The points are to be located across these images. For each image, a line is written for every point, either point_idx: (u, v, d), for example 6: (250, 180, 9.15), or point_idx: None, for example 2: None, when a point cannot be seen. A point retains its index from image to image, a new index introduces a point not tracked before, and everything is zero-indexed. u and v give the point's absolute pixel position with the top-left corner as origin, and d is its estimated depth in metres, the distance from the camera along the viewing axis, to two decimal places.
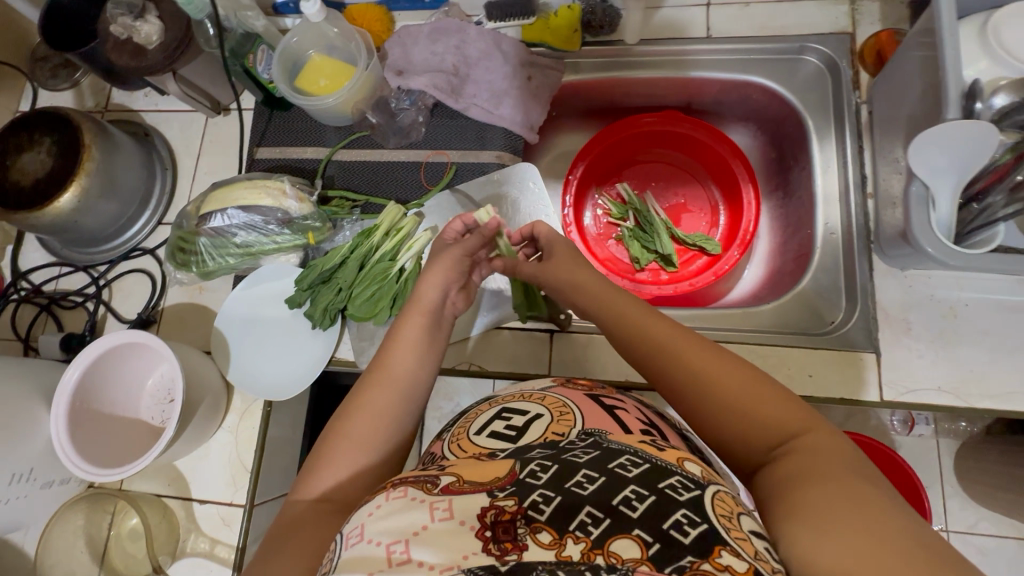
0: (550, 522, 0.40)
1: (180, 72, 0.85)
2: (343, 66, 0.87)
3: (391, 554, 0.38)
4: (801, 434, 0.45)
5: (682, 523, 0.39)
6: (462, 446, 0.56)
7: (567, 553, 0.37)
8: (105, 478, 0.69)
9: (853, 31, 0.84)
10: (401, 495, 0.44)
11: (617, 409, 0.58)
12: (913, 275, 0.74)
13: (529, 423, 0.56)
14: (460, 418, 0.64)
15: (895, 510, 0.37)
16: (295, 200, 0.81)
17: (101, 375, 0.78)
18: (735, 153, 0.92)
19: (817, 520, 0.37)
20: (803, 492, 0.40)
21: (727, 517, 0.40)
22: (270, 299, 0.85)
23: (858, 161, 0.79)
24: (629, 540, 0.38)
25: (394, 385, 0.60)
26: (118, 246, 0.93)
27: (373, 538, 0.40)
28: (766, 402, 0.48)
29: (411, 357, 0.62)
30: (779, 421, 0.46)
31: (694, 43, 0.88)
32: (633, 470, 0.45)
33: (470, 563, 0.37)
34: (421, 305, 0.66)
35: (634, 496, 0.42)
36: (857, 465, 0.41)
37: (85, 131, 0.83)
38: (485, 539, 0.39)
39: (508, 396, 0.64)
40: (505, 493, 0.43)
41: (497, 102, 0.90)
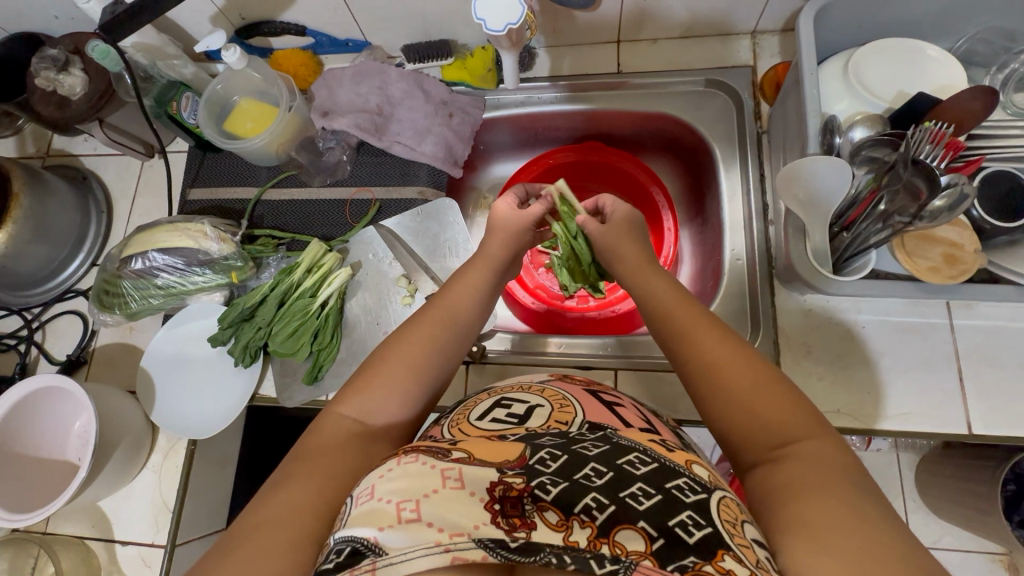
0: (557, 503, 0.41)
1: (108, 121, 0.88)
2: (269, 108, 0.91)
3: (401, 511, 0.40)
4: (805, 442, 0.47)
5: (688, 523, 0.40)
6: (462, 429, 0.54)
7: (574, 538, 0.39)
8: (12, 523, 0.70)
9: (754, 64, 0.87)
10: (412, 460, 0.45)
11: (615, 406, 0.58)
12: (812, 299, 0.75)
13: (531, 411, 0.55)
14: (457, 406, 0.62)
15: (885, 527, 0.40)
16: (216, 241, 0.83)
17: (21, 418, 0.80)
18: (653, 181, 0.94)
19: (808, 532, 0.40)
20: (798, 503, 0.42)
21: (731, 523, 0.41)
22: (194, 338, 0.87)
23: (760, 190, 0.81)
24: (633, 532, 0.39)
25: (448, 321, 0.64)
26: (52, 288, 0.95)
27: (384, 495, 0.42)
28: (779, 403, 0.50)
29: (468, 298, 0.67)
30: (785, 425, 0.49)
31: (605, 78, 0.92)
32: (641, 468, 0.45)
33: (480, 533, 0.38)
34: (484, 260, 0.71)
35: (641, 492, 0.42)
36: (853, 480, 0.44)
37: (16, 178, 0.85)
38: (494, 512, 0.40)
39: (506, 388, 0.63)
40: (514, 472, 0.44)
41: (419, 139, 0.93)
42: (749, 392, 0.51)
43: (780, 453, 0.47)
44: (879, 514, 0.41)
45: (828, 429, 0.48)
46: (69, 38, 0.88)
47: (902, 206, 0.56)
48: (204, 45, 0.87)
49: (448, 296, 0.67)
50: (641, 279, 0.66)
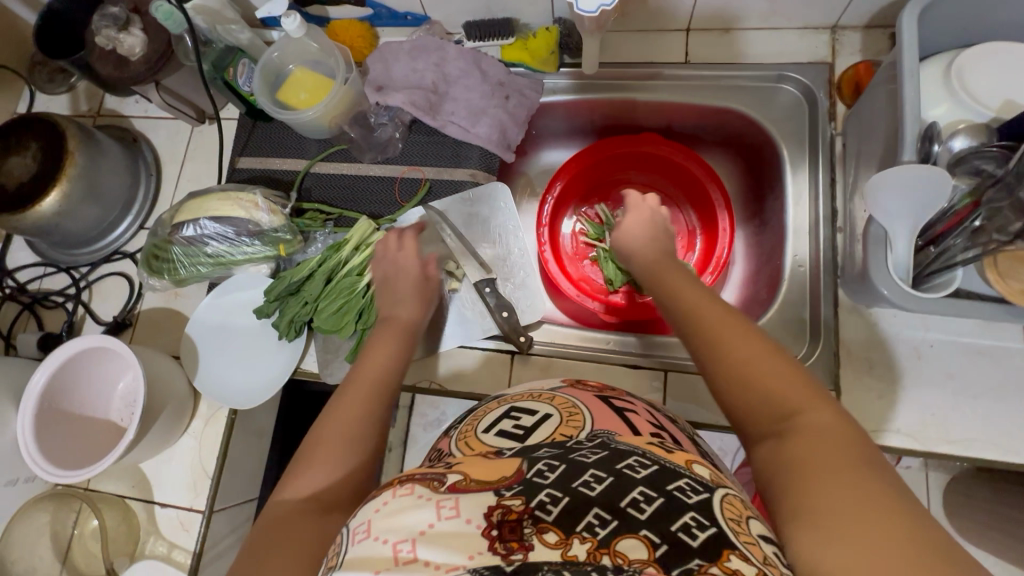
0: (557, 522, 0.39)
1: (163, 82, 0.88)
2: (323, 79, 0.89)
3: (397, 553, 0.38)
4: (807, 419, 0.47)
5: (691, 526, 0.39)
6: (470, 443, 0.56)
7: (574, 553, 0.37)
8: (62, 478, 0.72)
9: (832, 61, 0.83)
10: (408, 492, 0.42)
11: (626, 412, 0.59)
12: (878, 312, 0.72)
13: (539, 422, 0.57)
14: (467, 416, 0.65)
15: (884, 498, 0.39)
16: (266, 212, 0.83)
17: (69, 377, 0.80)
18: (712, 178, 0.91)
19: (811, 511, 0.39)
20: (797, 479, 0.42)
21: (735, 521, 0.40)
22: (239, 308, 0.87)
23: (829, 194, 0.78)
24: (636, 540, 0.38)
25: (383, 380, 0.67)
26: (100, 249, 0.96)
27: (379, 535, 0.39)
28: (782, 382, 0.50)
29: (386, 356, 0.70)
30: (786, 404, 0.48)
31: (672, 67, 0.88)
32: (641, 471, 0.44)
33: (475, 563, 0.36)
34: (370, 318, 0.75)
35: (642, 497, 0.41)
36: (859, 456, 0.43)
37: (70, 137, 0.85)
38: (491, 538, 0.38)
39: (516, 395, 0.64)
40: (512, 493, 0.42)
41: (474, 120, 0.91)
42: (756, 372, 0.51)
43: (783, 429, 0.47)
44: (882, 487, 0.40)
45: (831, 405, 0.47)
46: None
47: (1003, 223, 0.56)
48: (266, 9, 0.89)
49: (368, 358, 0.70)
50: None
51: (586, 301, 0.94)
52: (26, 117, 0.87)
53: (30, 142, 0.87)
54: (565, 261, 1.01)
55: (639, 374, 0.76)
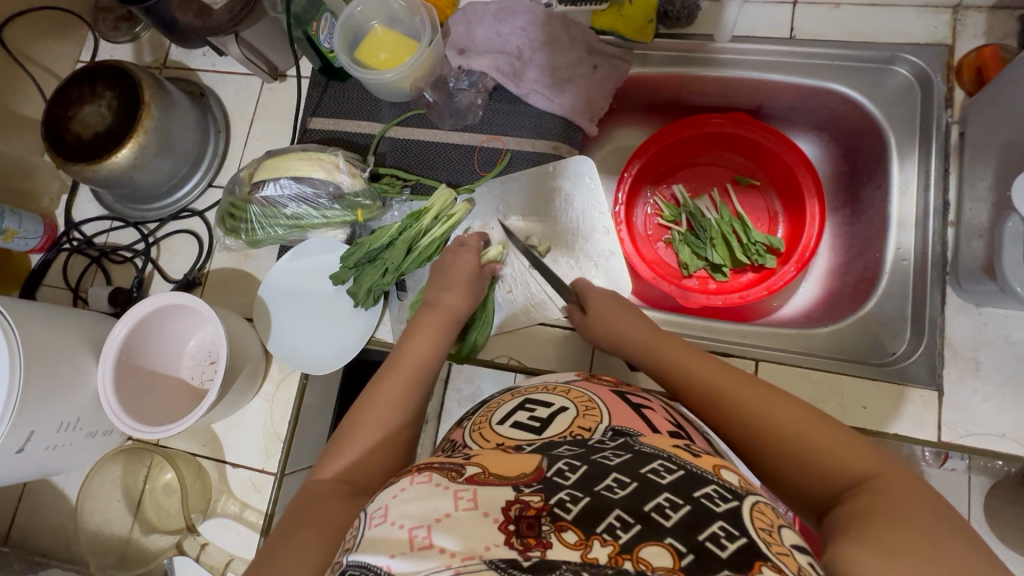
0: (576, 522, 0.38)
1: (242, 35, 0.85)
2: (406, 40, 0.85)
3: (413, 538, 0.37)
4: (878, 480, 0.42)
5: (720, 535, 0.36)
6: (485, 434, 0.54)
7: (594, 555, 0.36)
8: (143, 434, 0.71)
9: (952, 44, 0.78)
10: (425, 479, 0.43)
11: (643, 408, 0.56)
12: (988, 312, 0.69)
13: (554, 415, 0.54)
14: (482, 408, 0.63)
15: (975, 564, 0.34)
16: (347, 174, 0.80)
17: (146, 333, 0.79)
18: (804, 163, 0.87)
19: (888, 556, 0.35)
20: (857, 524, 0.39)
21: (767, 531, 0.37)
22: (314, 273, 0.85)
23: (942, 186, 0.74)
24: (660, 548, 0.36)
25: (412, 372, 0.65)
26: (168, 205, 0.94)
27: (395, 520, 0.39)
28: (840, 442, 0.46)
29: (425, 350, 0.68)
30: (848, 464, 0.44)
31: (777, 44, 0.83)
32: (666, 476, 0.42)
33: (492, 555, 0.36)
34: (436, 310, 0.73)
35: (667, 504, 0.39)
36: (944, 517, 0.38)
37: (146, 88, 0.82)
38: (508, 532, 0.37)
39: (530, 388, 0.62)
40: (531, 490, 0.41)
41: (559, 90, 0.87)
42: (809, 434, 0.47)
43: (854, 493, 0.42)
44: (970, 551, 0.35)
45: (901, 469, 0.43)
46: None
47: None
48: None
49: (407, 351, 0.67)
50: None
51: (661, 284, 0.89)
52: (101, 64, 0.85)
53: (105, 91, 0.84)
54: (639, 241, 0.98)
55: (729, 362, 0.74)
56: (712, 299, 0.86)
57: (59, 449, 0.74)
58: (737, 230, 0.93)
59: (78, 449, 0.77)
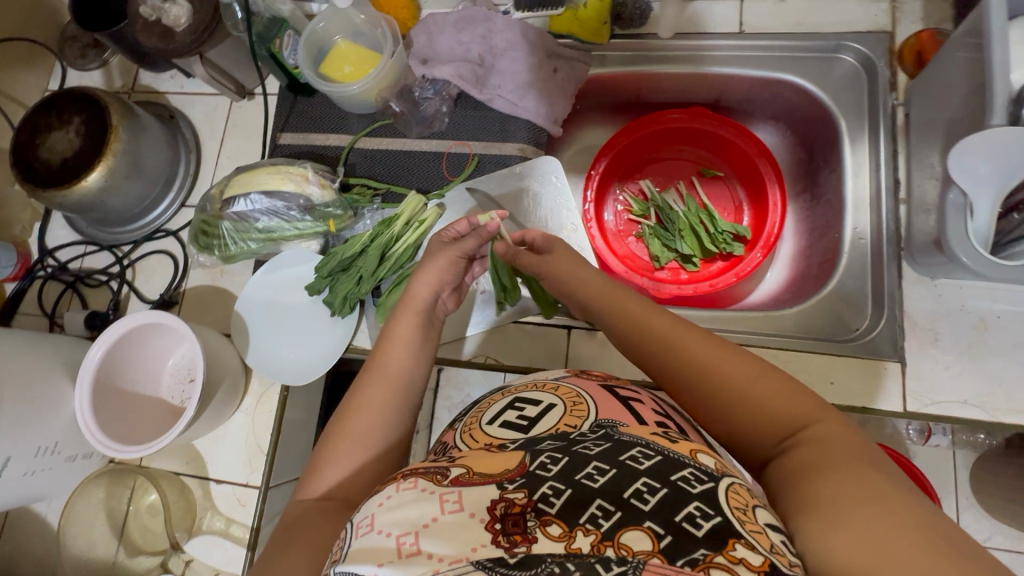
0: (561, 515, 0.40)
1: (208, 55, 0.86)
2: (369, 53, 0.88)
3: (401, 546, 0.39)
4: (812, 428, 0.46)
5: (695, 515, 0.38)
6: (474, 435, 0.56)
7: (577, 545, 0.37)
8: (122, 454, 0.71)
9: (893, 30, 0.81)
10: (411, 486, 0.44)
11: (631, 402, 0.58)
12: (943, 284, 0.72)
13: (543, 413, 0.56)
14: (473, 408, 0.64)
15: (906, 499, 0.38)
16: (317, 186, 0.82)
17: (123, 354, 0.79)
18: (762, 151, 0.90)
19: (822, 506, 0.39)
20: (815, 480, 0.41)
21: (742, 511, 0.39)
22: (290, 285, 0.86)
23: (892, 165, 0.77)
24: (640, 532, 0.38)
25: (392, 380, 0.65)
26: (142, 227, 0.94)
27: (383, 528, 0.40)
28: (786, 397, 0.49)
29: (405, 354, 0.68)
30: (791, 414, 0.48)
31: (728, 38, 0.86)
32: (644, 462, 0.43)
33: (479, 555, 0.37)
34: (414, 305, 0.71)
35: (645, 488, 0.41)
36: (877, 459, 0.42)
37: (113, 112, 0.84)
38: (495, 531, 0.39)
39: (521, 387, 0.63)
40: (515, 486, 0.43)
41: (522, 93, 0.89)
42: (759, 390, 0.50)
43: (793, 442, 0.46)
44: (905, 491, 0.39)
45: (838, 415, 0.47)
46: None
47: None
48: None
49: (385, 354, 0.67)
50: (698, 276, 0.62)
51: (634, 277, 0.92)
52: (67, 91, 0.86)
53: (72, 116, 0.85)
54: (610, 237, 1.00)
55: None
56: (684, 290, 0.89)
57: (38, 475, 0.74)
58: (705, 221, 0.95)
59: (57, 474, 0.77)
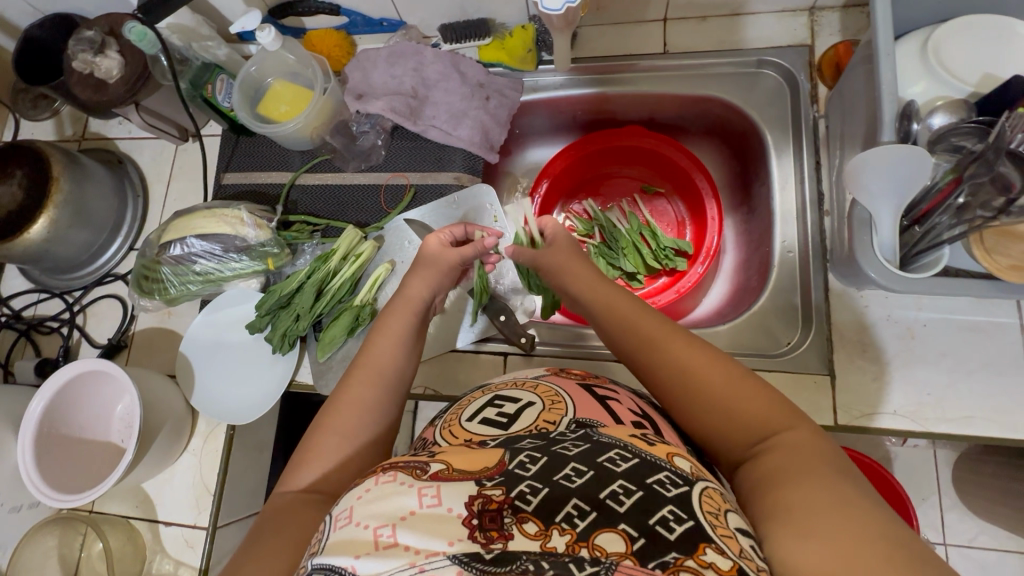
0: (537, 513, 0.40)
1: (144, 104, 0.89)
2: (302, 90, 0.88)
3: (378, 537, 0.38)
4: (783, 434, 0.46)
5: (669, 518, 0.39)
6: (453, 431, 0.57)
7: (552, 544, 0.38)
8: (62, 504, 0.71)
9: (812, 43, 0.82)
10: (390, 479, 0.43)
11: (609, 401, 0.59)
12: (869, 294, 0.72)
13: (521, 410, 0.57)
14: (451, 407, 0.65)
15: (872, 509, 0.38)
16: (253, 228, 0.83)
17: (67, 401, 0.80)
18: (697, 166, 0.91)
19: (793, 514, 0.39)
20: (783, 488, 0.41)
21: (713, 514, 0.40)
22: (233, 323, 0.87)
23: (815, 177, 0.78)
24: (615, 534, 0.38)
25: (381, 375, 0.63)
26: (92, 272, 0.96)
27: (361, 520, 0.39)
28: (759, 403, 0.49)
29: (395, 347, 0.66)
30: (764, 418, 0.48)
31: (653, 59, 0.88)
32: (622, 464, 0.43)
33: (455, 550, 0.37)
34: (410, 303, 0.71)
35: (621, 490, 0.41)
36: (844, 467, 0.42)
37: (54, 162, 0.85)
38: (471, 527, 0.39)
39: (500, 384, 0.65)
40: (493, 483, 0.42)
41: (455, 123, 0.90)
42: (734, 396, 0.50)
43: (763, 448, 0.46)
44: (869, 500, 0.39)
45: (807, 420, 0.47)
46: (104, 19, 0.89)
47: (986, 199, 0.55)
48: (241, 26, 0.86)
49: (374, 347, 0.66)
50: (613, 310, 0.63)
51: None
52: (9, 146, 0.88)
53: (15, 170, 0.87)
54: None
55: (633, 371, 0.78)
56: None
57: None
58: (647, 239, 0.95)
59: None
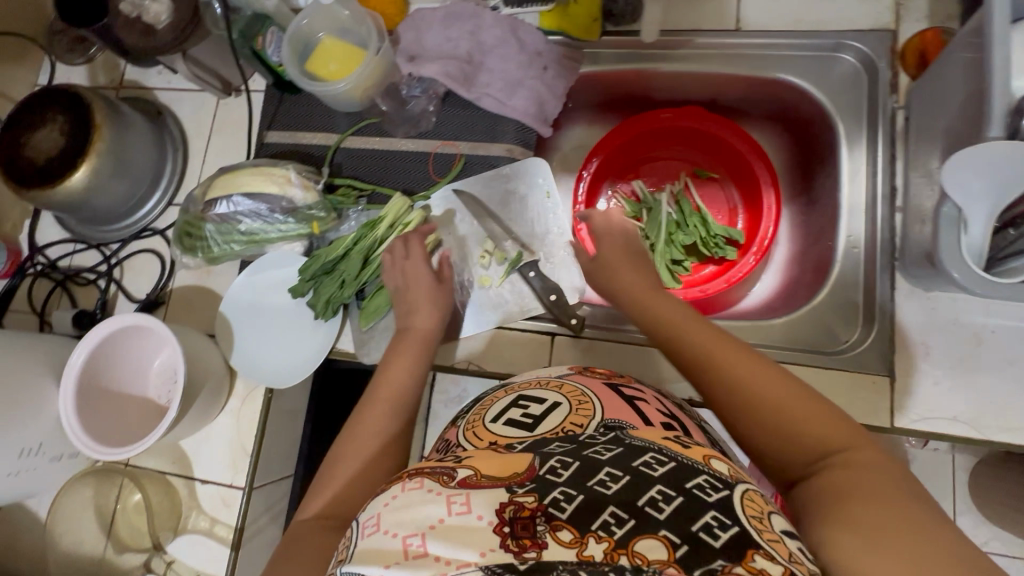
0: (571, 520, 0.38)
1: (190, 53, 0.86)
2: (354, 50, 0.85)
3: (407, 546, 0.37)
4: (845, 451, 0.44)
5: (713, 526, 0.37)
6: (478, 433, 0.55)
7: (589, 553, 0.36)
8: (107, 456, 0.71)
9: (896, 28, 0.77)
10: (415, 486, 0.42)
11: (637, 402, 0.57)
12: (937, 297, 0.70)
13: (547, 412, 0.55)
14: (475, 405, 0.64)
15: (952, 538, 0.36)
16: (300, 188, 0.81)
17: (106, 355, 0.79)
18: (758, 154, 0.87)
19: (857, 527, 0.37)
20: (846, 502, 0.39)
21: (758, 518, 0.38)
22: (276, 286, 0.85)
23: (889, 171, 0.74)
24: (655, 540, 0.36)
25: (389, 398, 0.66)
26: (130, 225, 0.94)
27: (389, 529, 0.39)
28: (822, 420, 0.47)
29: (406, 372, 0.69)
30: (824, 438, 0.46)
31: (723, 36, 0.83)
32: (659, 468, 0.42)
33: (487, 560, 0.35)
34: (418, 332, 0.74)
35: (660, 496, 0.39)
36: (914, 493, 0.40)
37: (97, 110, 0.83)
38: (503, 534, 0.37)
39: (524, 383, 0.63)
40: (525, 489, 0.41)
41: (510, 92, 0.87)
42: (791, 410, 0.48)
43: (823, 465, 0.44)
44: (942, 525, 0.37)
45: (868, 441, 0.45)
46: None
47: None
48: None
49: (389, 374, 0.70)
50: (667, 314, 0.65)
51: None
52: (52, 89, 0.85)
53: (55, 115, 0.84)
54: None
55: None
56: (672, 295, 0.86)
57: (23, 475, 0.75)
58: (699, 225, 0.92)
59: (43, 472, 0.78)
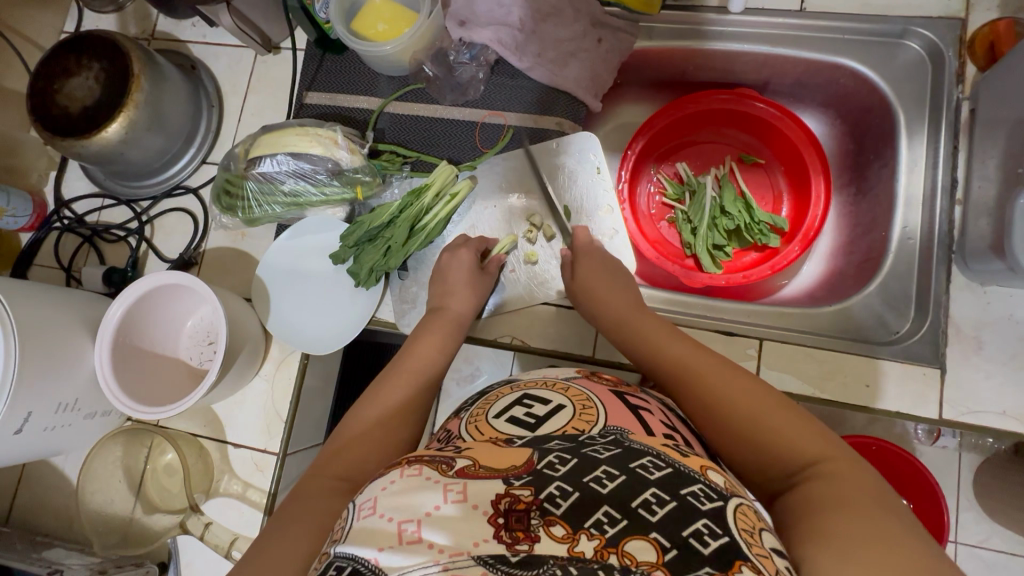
0: (565, 516, 0.37)
1: (235, 4, 0.82)
2: (405, 11, 0.82)
3: (402, 532, 0.36)
4: (820, 463, 0.45)
5: (704, 532, 0.36)
6: (480, 427, 0.53)
7: (581, 549, 0.35)
8: (150, 414, 0.69)
9: (966, 17, 0.76)
10: (416, 473, 0.40)
11: (640, 410, 0.55)
12: (993, 292, 0.69)
13: (550, 415, 0.53)
14: (478, 399, 0.61)
15: (922, 552, 0.35)
16: (346, 151, 0.79)
17: (142, 313, 0.77)
18: (810, 140, 0.85)
19: (831, 540, 0.37)
20: (824, 515, 0.39)
21: (749, 532, 0.37)
22: (316, 251, 0.83)
23: (951, 163, 0.74)
24: (645, 542, 0.36)
25: (414, 376, 0.66)
26: (161, 182, 0.91)
27: (384, 512, 0.37)
28: (799, 429, 0.48)
29: (433, 351, 0.70)
30: (801, 449, 0.46)
31: (785, 17, 0.81)
32: (655, 472, 0.41)
33: (481, 550, 0.35)
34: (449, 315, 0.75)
35: (654, 500, 0.38)
36: (891, 505, 0.40)
37: (135, 59, 0.79)
38: (496, 526, 0.36)
39: (529, 382, 0.60)
40: (521, 482, 0.39)
41: (562, 63, 0.85)
42: (766, 420, 0.49)
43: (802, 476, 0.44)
44: (917, 542, 0.37)
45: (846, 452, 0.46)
46: None
47: None
48: None
49: (412, 352, 0.69)
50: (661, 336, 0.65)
51: (665, 265, 0.85)
52: (87, 34, 0.81)
53: (91, 62, 0.81)
54: (642, 220, 0.96)
55: (733, 341, 0.73)
56: (716, 281, 0.85)
57: (59, 430, 0.74)
58: (742, 211, 0.91)
59: (77, 429, 0.77)
